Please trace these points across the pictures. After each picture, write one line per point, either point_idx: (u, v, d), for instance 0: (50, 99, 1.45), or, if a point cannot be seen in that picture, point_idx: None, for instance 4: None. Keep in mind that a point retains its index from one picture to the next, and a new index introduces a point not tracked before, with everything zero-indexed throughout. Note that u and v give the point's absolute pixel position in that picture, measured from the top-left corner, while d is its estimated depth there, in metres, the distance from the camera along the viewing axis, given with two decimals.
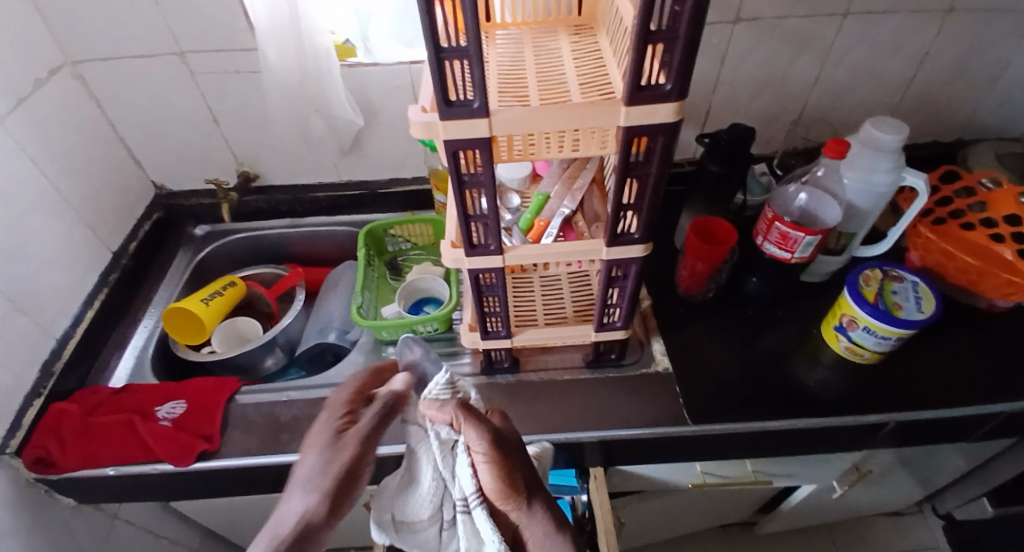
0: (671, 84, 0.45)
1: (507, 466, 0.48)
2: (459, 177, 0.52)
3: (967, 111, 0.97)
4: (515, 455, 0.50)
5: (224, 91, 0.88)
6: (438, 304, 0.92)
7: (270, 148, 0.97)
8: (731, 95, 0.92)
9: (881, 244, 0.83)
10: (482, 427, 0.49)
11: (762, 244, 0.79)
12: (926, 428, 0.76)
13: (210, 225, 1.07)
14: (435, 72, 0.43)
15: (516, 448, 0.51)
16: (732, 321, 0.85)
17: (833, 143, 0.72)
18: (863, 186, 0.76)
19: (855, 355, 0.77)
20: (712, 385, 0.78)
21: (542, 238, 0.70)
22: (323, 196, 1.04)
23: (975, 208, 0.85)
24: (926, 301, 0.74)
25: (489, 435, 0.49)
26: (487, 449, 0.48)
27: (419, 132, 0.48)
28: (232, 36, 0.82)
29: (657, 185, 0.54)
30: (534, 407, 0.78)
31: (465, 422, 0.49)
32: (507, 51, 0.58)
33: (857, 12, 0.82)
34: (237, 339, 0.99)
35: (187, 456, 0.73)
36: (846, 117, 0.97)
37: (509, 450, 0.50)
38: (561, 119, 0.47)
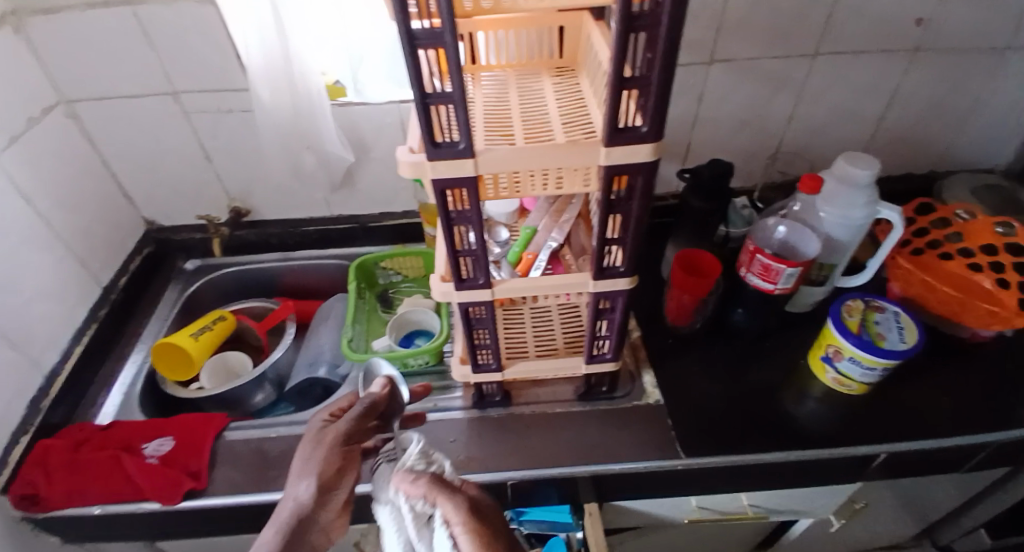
0: (648, 125, 0.47)
1: (487, 537, 0.47)
2: (446, 215, 0.53)
3: (941, 145, 1.00)
4: (493, 524, 0.49)
5: (217, 129, 0.90)
6: (429, 336, 0.92)
7: (261, 184, 0.98)
8: (713, 132, 0.95)
9: (862, 274, 0.84)
10: (455, 498, 0.49)
11: (746, 275, 0.81)
12: (917, 460, 0.76)
13: (201, 259, 1.07)
14: (421, 115, 0.44)
15: (493, 517, 0.50)
16: (720, 352, 0.86)
17: (809, 178, 0.75)
18: (841, 219, 0.78)
19: (843, 387, 0.78)
20: (702, 418, 0.78)
21: (531, 271, 0.71)
22: (314, 230, 1.05)
23: (952, 238, 0.87)
24: (908, 332, 0.75)
25: (462, 504, 0.48)
26: (462, 519, 0.47)
27: (407, 172, 0.49)
28: (226, 76, 0.84)
29: (639, 221, 0.55)
30: (524, 442, 0.77)
31: (440, 495, 0.49)
32: (493, 92, 0.60)
33: (829, 53, 0.86)
34: (226, 374, 0.98)
35: (175, 493, 0.71)
36: (825, 152, 1.00)
37: (487, 520, 0.49)
38: (544, 159, 0.49)
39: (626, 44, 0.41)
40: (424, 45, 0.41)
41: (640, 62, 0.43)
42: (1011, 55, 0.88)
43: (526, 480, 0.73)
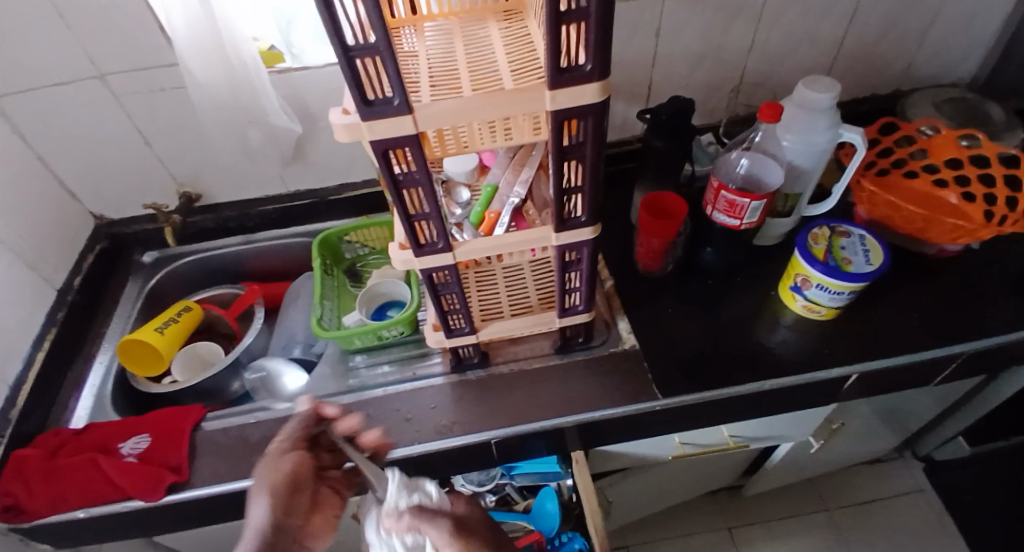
0: (592, 63, 0.44)
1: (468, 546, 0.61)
2: (393, 178, 0.51)
3: (902, 63, 0.98)
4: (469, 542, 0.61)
5: (154, 111, 0.85)
6: (401, 306, 0.90)
7: (210, 166, 0.94)
8: (673, 68, 0.92)
9: (828, 200, 0.84)
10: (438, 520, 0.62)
11: (712, 214, 0.80)
12: (888, 377, 0.78)
13: (159, 251, 1.03)
14: (348, 72, 0.42)
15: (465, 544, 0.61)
16: (694, 292, 0.86)
17: (766, 108, 0.72)
18: (804, 146, 0.77)
19: (813, 313, 0.79)
20: (679, 357, 0.79)
21: (495, 229, 0.69)
22: (272, 209, 1.01)
23: (918, 156, 0.88)
24: (874, 253, 0.76)
25: (447, 530, 0.61)
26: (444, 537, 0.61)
27: (343, 135, 0.46)
28: (154, 53, 0.79)
29: (596, 166, 0.54)
30: (507, 399, 0.77)
31: (425, 525, 0.61)
32: (437, 44, 0.57)
33: None
34: (200, 364, 0.96)
35: (156, 490, 0.71)
36: (788, 80, 0.98)
37: (469, 534, 0.63)
38: (488, 109, 0.46)
39: None
40: None
41: None
42: None
43: (510, 437, 0.74)
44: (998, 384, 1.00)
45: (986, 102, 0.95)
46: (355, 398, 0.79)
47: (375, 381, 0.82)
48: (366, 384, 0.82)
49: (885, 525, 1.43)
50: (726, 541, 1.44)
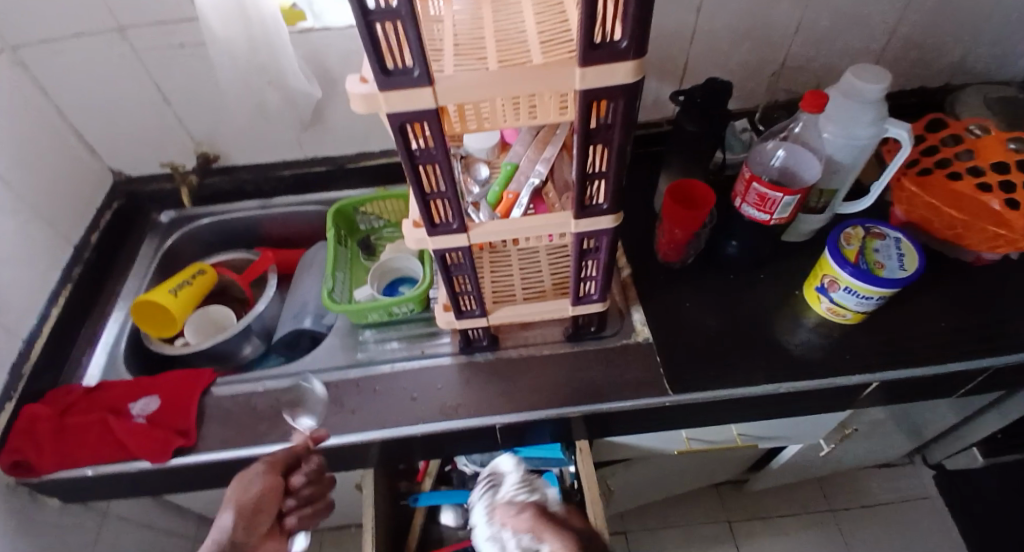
0: (627, 40, 0.41)
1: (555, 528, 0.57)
2: (410, 154, 0.49)
3: (956, 54, 0.93)
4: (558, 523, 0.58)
5: (172, 68, 0.84)
6: (413, 283, 0.89)
7: (229, 127, 0.93)
8: (710, 49, 0.88)
9: (861, 201, 0.80)
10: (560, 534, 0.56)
11: (741, 206, 0.77)
12: (911, 386, 0.75)
13: (175, 211, 1.03)
14: (366, 38, 0.39)
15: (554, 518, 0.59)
16: (714, 286, 0.83)
17: (810, 96, 0.70)
18: (846, 139, 0.73)
19: (837, 316, 0.76)
20: (694, 352, 0.76)
21: (512, 211, 0.68)
22: (289, 174, 1.00)
23: (963, 156, 0.83)
24: (909, 258, 0.72)
25: (531, 519, 0.60)
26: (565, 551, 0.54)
27: (360, 106, 0.44)
28: (173, 6, 0.77)
29: (622, 153, 0.51)
30: (515, 384, 0.76)
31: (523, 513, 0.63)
32: (464, 8, 0.52)
33: None
34: (212, 328, 0.96)
35: (163, 452, 0.71)
36: (831, 67, 0.93)
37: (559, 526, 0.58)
38: (513, 84, 0.43)
39: None
40: None
41: None
42: None
43: (515, 423, 0.73)
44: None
45: None
46: (363, 373, 0.79)
47: (383, 357, 0.81)
48: (374, 359, 0.81)
49: (890, 530, 1.41)
50: (725, 534, 1.43)
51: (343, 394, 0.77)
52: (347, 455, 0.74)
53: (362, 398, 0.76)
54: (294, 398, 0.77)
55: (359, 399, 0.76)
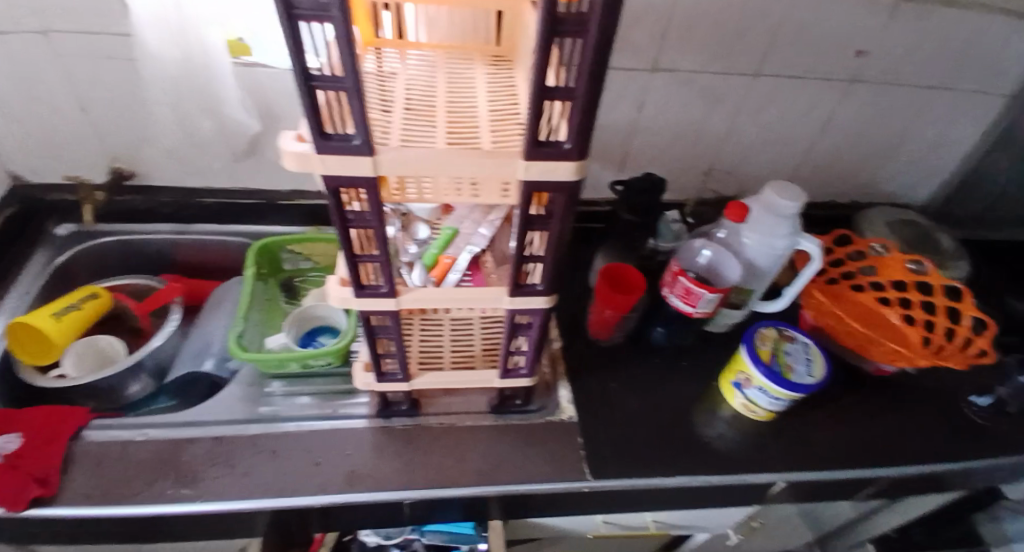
0: (571, 142, 0.43)
1: None
2: (342, 217, 0.48)
3: (861, 175, 1.04)
4: None
5: (97, 79, 0.79)
6: (335, 333, 0.85)
7: (152, 148, 0.88)
8: (650, 142, 0.94)
9: (779, 299, 0.85)
10: None
11: (668, 296, 0.79)
12: (817, 488, 0.77)
13: (76, 225, 0.94)
14: (305, 101, 0.38)
15: None
16: (640, 370, 0.84)
17: (735, 207, 0.77)
18: (765, 247, 0.78)
19: (749, 412, 0.78)
20: (614, 436, 0.76)
21: (447, 276, 0.66)
22: (212, 202, 0.95)
23: (867, 271, 0.90)
24: (816, 364, 0.76)
25: None
26: None
27: (292, 163, 0.42)
28: (107, 19, 0.73)
29: (561, 241, 0.52)
30: (428, 458, 0.72)
31: None
32: (419, 71, 0.56)
33: (766, 75, 0.86)
34: (96, 359, 0.87)
35: (17, 499, 0.61)
36: (756, 173, 1.01)
37: None
38: (456, 167, 0.44)
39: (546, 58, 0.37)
40: (305, 16, 0.34)
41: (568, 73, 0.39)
42: (936, 94, 0.92)
43: (424, 499, 0.68)
44: (917, 502, 1.02)
45: (937, 232, 0.99)
46: (263, 429, 0.72)
47: (289, 413, 0.75)
48: (278, 414, 0.75)
49: None
50: None
51: (237, 454, 0.70)
52: (233, 523, 0.67)
53: (258, 459, 0.69)
54: (177, 453, 0.69)
55: (253, 461, 0.69)
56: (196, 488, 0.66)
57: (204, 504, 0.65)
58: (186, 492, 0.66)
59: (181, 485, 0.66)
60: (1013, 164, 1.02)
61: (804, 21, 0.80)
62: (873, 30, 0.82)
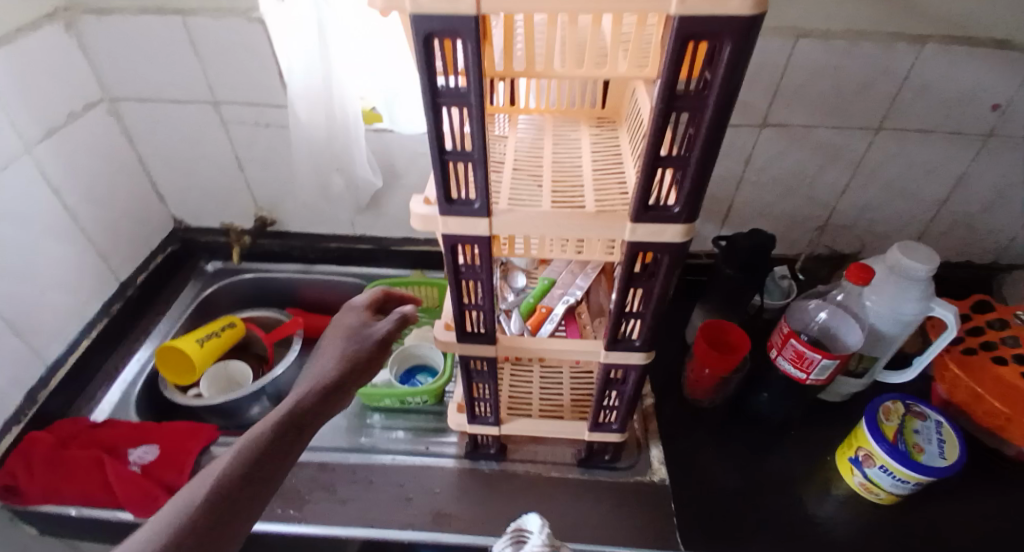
0: (679, 207, 0.46)
1: None
2: (456, 269, 0.52)
3: (999, 238, 0.95)
4: None
5: (253, 140, 0.92)
6: (432, 373, 0.89)
7: (290, 197, 1.00)
8: (756, 197, 0.93)
9: (906, 370, 0.79)
10: None
11: (776, 358, 0.76)
12: None
13: (222, 262, 1.08)
14: (437, 171, 0.44)
15: None
16: (739, 434, 0.80)
17: (857, 268, 0.71)
18: (890, 313, 0.74)
19: (869, 493, 0.72)
20: (710, 506, 0.72)
21: (542, 325, 0.69)
22: (334, 246, 1.05)
23: (1009, 341, 0.80)
24: (950, 446, 0.69)
25: None
26: None
27: (418, 224, 0.49)
28: (267, 92, 0.86)
29: (662, 298, 0.53)
30: (516, 507, 0.72)
31: None
32: (527, 136, 0.62)
33: (889, 129, 0.83)
34: (226, 383, 0.96)
35: (147, 508, 0.70)
36: (874, 230, 0.96)
37: None
38: (564, 226, 0.49)
39: (662, 127, 0.41)
40: (448, 102, 0.41)
41: (680, 143, 0.43)
42: None
43: None
44: None
45: None
46: (361, 460, 0.76)
47: (387, 447, 0.79)
48: (376, 447, 0.79)
49: None
50: None
51: (338, 480, 0.74)
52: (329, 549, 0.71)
53: (356, 488, 0.73)
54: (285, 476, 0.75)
55: (353, 490, 0.73)
56: (302, 510, 0.71)
57: (305, 527, 0.69)
58: (292, 513, 0.71)
59: (289, 505, 0.71)
60: None
61: (929, 75, 0.77)
62: (1010, 82, 0.76)
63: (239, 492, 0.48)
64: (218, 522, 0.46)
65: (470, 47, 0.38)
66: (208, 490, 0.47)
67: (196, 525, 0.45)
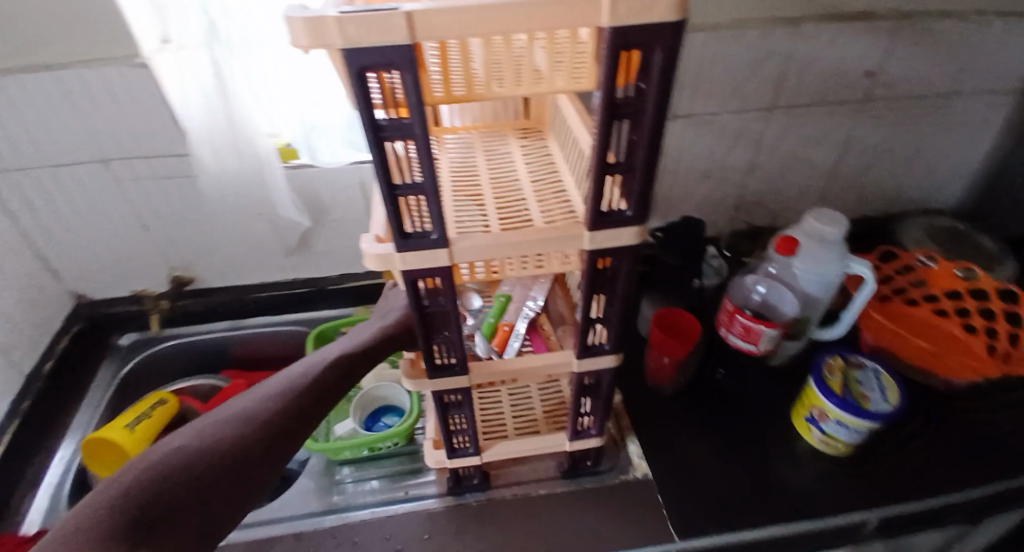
0: (632, 210, 0.47)
1: None
2: (419, 305, 0.50)
3: (890, 190, 1.05)
4: None
5: (157, 196, 0.85)
6: (399, 413, 0.86)
7: (207, 252, 0.93)
8: (677, 184, 0.97)
9: (839, 323, 0.85)
10: None
11: (726, 335, 0.80)
12: (909, 521, 0.75)
13: (138, 333, 0.98)
14: (388, 207, 0.42)
15: None
16: (705, 412, 0.83)
17: (784, 241, 0.76)
18: (816, 277, 0.79)
19: (829, 447, 0.77)
20: (694, 489, 0.74)
21: (508, 346, 0.69)
22: (265, 295, 0.99)
23: (917, 285, 0.90)
24: (890, 390, 0.75)
25: None
26: None
27: (373, 264, 0.47)
28: (166, 141, 0.79)
29: (625, 299, 0.54)
30: (509, 533, 0.71)
31: None
32: (458, 155, 0.61)
33: (783, 107, 0.89)
34: None
35: None
36: (785, 200, 1.03)
37: None
38: (522, 244, 0.48)
39: (607, 135, 0.42)
40: (391, 137, 0.39)
41: (622, 150, 0.44)
42: (960, 101, 0.93)
43: None
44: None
45: (980, 235, 0.97)
46: (338, 521, 0.72)
47: (363, 500, 0.75)
48: (351, 503, 0.74)
49: None
50: None
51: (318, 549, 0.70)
52: None
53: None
54: None
55: None
56: None
57: None
58: None
59: None
60: None
61: (809, 53, 0.83)
62: (879, 53, 0.85)
63: (311, 405, 0.57)
64: (292, 423, 0.55)
65: (409, 79, 0.37)
66: (293, 395, 0.57)
67: (278, 419, 0.54)
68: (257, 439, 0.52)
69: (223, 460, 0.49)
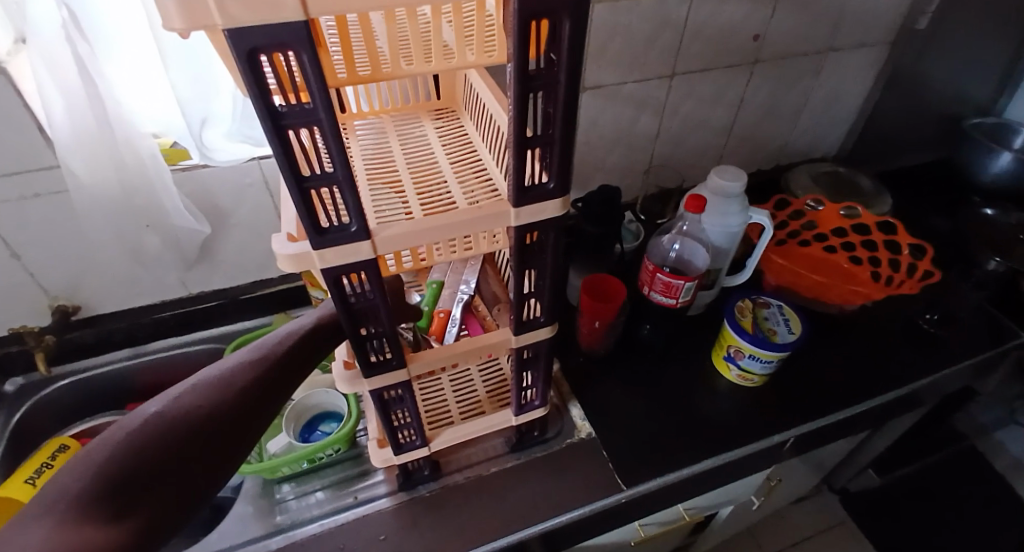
0: (554, 181, 0.47)
1: None
2: (346, 303, 0.48)
3: (779, 142, 1.13)
4: None
5: (24, 220, 0.74)
6: (336, 418, 0.82)
7: (93, 274, 0.83)
8: (590, 155, 0.99)
9: (745, 270, 0.91)
10: None
11: (648, 294, 0.83)
12: (820, 434, 0.83)
13: (23, 377, 0.88)
14: (300, 202, 0.40)
15: None
16: (638, 368, 0.86)
17: (692, 199, 0.79)
18: (722, 229, 0.83)
19: (746, 381, 0.83)
20: (635, 442, 0.77)
21: (446, 331, 0.70)
22: (169, 314, 0.91)
23: (808, 226, 0.99)
24: (793, 321, 0.82)
25: None
26: None
27: (290, 265, 0.44)
28: (26, 155, 0.69)
29: (555, 270, 0.54)
30: (464, 517, 0.71)
31: None
32: (371, 141, 0.58)
33: (681, 72, 0.93)
34: None
35: None
36: (689, 160, 1.08)
37: None
38: (448, 228, 0.47)
39: (522, 109, 0.41)
40: (294, 124, 0.37)
41: (539, 122, 0.43)
42: (833, 56, 1.01)
43: None
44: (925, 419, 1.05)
45: (857, 174, 1.09)
46: (286, 539, 0.68)
47: (309, 513, 0.72)
48: (297, 519, 0.71)
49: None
50: None
51: None
52: None
53: None
54: None
55: None
56: None
57: None
58: None
59: None
60: (904, 106, 1.13)
61: (700, 18, 0.87)
62: (761, 15, 0.90)
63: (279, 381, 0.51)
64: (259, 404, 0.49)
65: (307, 59, 0.34)
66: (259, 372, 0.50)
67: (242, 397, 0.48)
68: (235, 425, 0.47)
69: (199, 450, 0.44)
